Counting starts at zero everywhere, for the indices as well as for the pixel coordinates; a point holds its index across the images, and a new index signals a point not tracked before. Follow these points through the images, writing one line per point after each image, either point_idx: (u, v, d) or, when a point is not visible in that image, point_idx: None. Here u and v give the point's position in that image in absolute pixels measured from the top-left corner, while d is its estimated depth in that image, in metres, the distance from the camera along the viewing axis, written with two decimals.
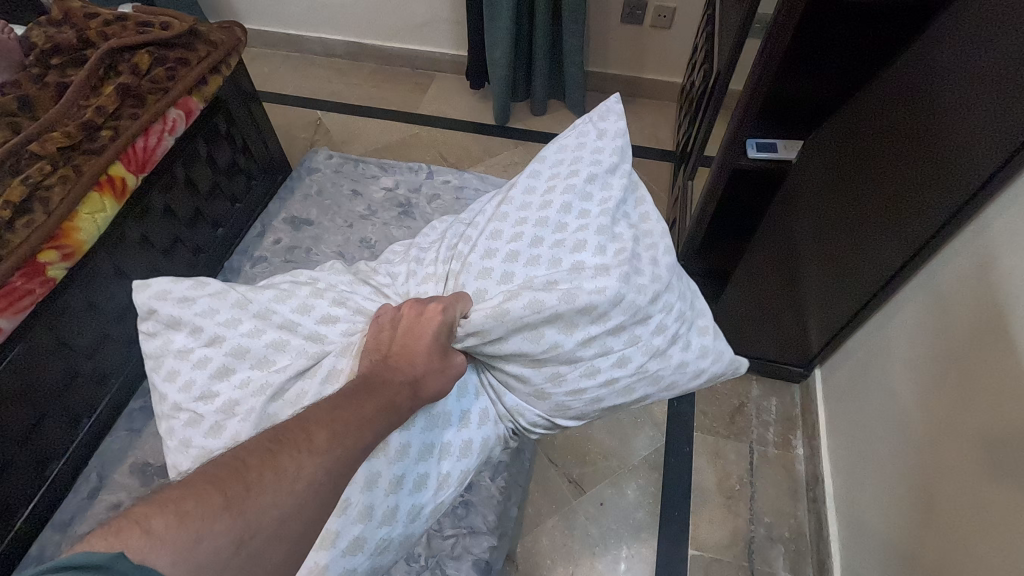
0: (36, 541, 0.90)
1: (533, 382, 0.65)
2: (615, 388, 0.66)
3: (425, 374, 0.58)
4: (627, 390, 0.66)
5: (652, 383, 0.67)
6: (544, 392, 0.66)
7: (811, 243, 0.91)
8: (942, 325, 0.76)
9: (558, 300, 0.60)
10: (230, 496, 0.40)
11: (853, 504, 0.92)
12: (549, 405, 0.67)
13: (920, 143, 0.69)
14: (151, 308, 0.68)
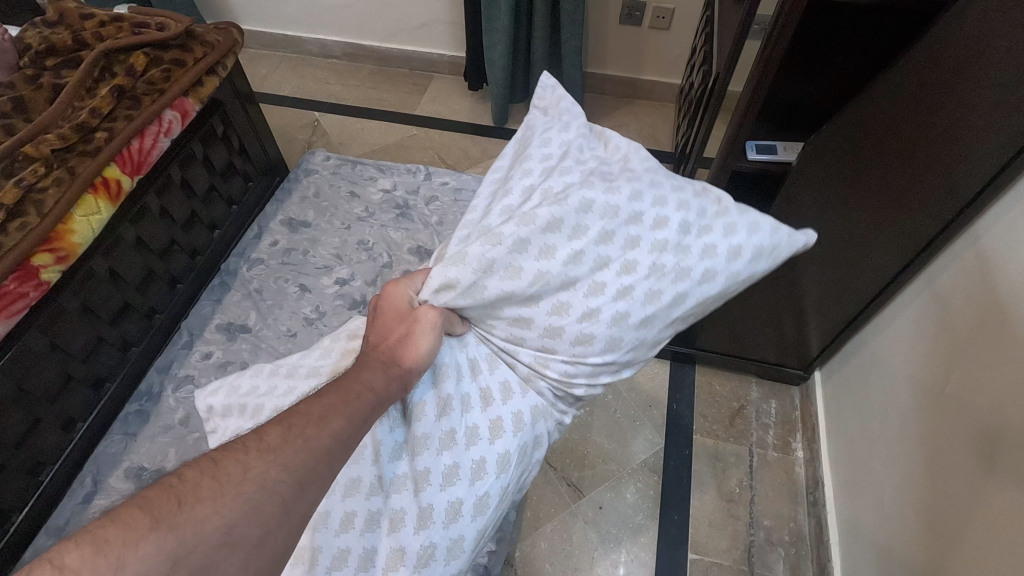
0: (32, 546, 0.90)
1: (540, 322, 0.61)
2: (636, 299, 0.58)
3: (416, 337, 0.59)
4: (653, 294, 0.58)
5: (679, 276, 0.58)
6: (557, 329, 0.60)
7: (814, 244, 0.89)
8: (942, 328, 0.76)
9: (517, 225, 0.58)
10: (159, 516, 0.39)
11: (854, 509, 0.91)
12: (573, 342, 0.60)
13: (924, 141, 0.68)
14: (205, 406, 0.69)
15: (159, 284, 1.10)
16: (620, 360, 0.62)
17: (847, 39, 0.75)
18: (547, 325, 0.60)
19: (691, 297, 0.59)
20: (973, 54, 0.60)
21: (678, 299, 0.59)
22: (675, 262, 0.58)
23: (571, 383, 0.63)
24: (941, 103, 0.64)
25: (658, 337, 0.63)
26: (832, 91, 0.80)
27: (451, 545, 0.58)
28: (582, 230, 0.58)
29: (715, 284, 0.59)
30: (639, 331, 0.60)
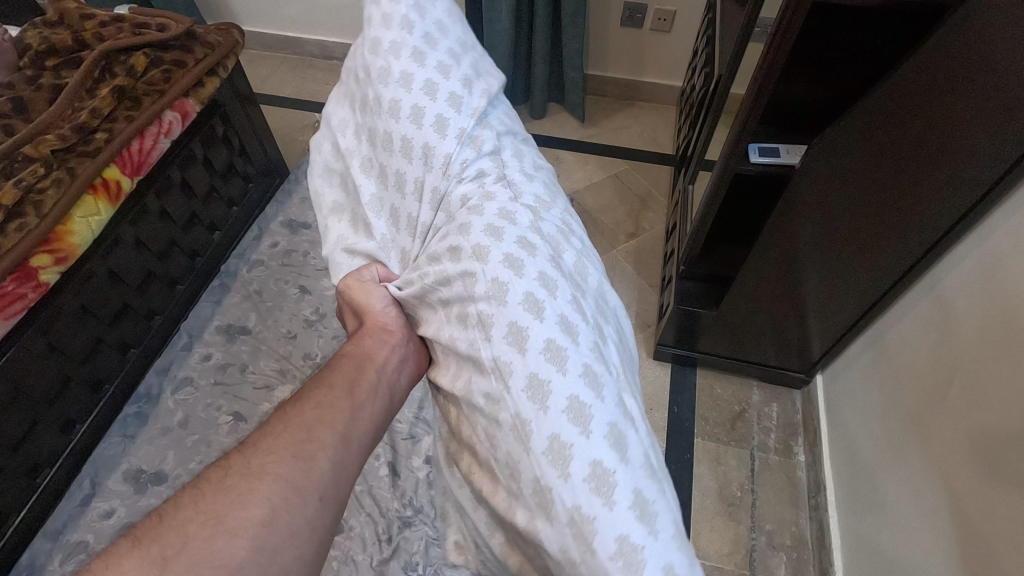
0: (30, 549, 0.89)
1: (391, 183, 0.60)
2: (382, 89, 0.60)
3: (352, 296, 0.63)
4: (384, 77, 0.60)
5: (370, 51, 0.62)
6: (393, 181, 0.60)
7: (815, 247, 0.87)
8: (946, 333, 0.75)
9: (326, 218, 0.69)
10: (138, 538, 0.42)
11: (855, 514, 0.91)
12: (408, 159, 0.58)
13: (933, 143, 0.67)
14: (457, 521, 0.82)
15: (160, 286, 1.09)
16: (448, 107, 0.57)
17: (849, 43, 0.75)
18: (390, 179, 0.60)
19: (388, 29, 0.62)
20: (976, 56, 0.59)
21: (395, 49, 0.60)
22: (369, 59, 0.63)
23: (442, 148, 0.57)
24: (945, 103, 0.63)
25: (444, 55, 0.60)
26: (836, 95, 0.80)
27: (509, 335, 0.45)
28: (356, 147, 0.66)
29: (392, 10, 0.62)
30: (413, 86, 0.58)
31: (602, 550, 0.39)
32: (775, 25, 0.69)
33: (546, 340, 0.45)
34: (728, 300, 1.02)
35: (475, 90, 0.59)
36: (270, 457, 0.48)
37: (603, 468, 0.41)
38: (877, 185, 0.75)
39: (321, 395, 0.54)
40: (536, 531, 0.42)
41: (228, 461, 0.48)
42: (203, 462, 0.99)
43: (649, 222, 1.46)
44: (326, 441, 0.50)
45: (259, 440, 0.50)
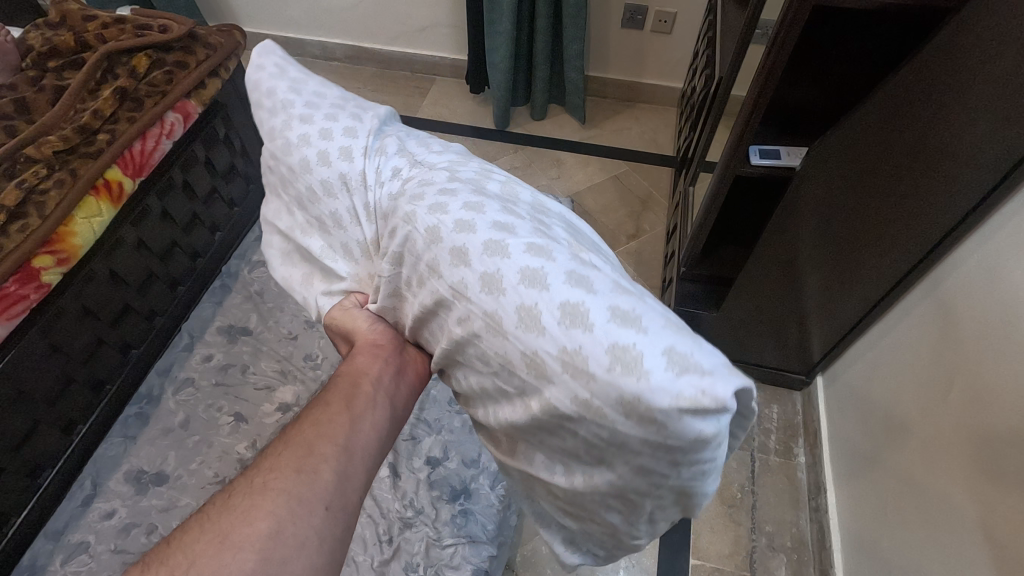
0: (31, 550, 0.89)
1: (331, 218, 0.57)
2: (286, 152, 0.58)
3: (339, 325, 0.62)
4: (287, 152, 0.58)
5: (270, 144, 0.60)
6: (328, 221, 0.58)
7: (815, 246, 0.88)
8: (947, 336, 0.75)
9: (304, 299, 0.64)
10: (151, 557, 0.46)
11: (855, 516, 0.91)
12: (342, 196, 0.56)
13: (931, 141, 0.67)
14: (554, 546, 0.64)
15: (161, 287, 1.09)
16: (345, 137, 0.57)
17: (851, 44, 0.75)
18: (329, 221, 0.57)
19: (273, 104, 0.61)
20: (975, 56, 0.60)
21: (286, 128, 0.59)
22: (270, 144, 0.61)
23: (362, 166, 0.55)
24: (945, 102, 0.64)
25: (332, 103, 0.60)
26: (836, 97, 0.80)
27: (452, 256, 0.45)
28: (287, 216, 0.63)
29: (269, 102, 0.61)
30: (315, 141, 0.57)
31: (609, 368, 0.38)
32: (777, 25, 0.69)
33: (486, 239, 0.45)
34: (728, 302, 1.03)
35: (366, 113, 0.60)
36: (274, 474, 0.49)
37: (572, 305, 0.40)
38: (878, 179, 0.74)
39: (320, 412, 0.54)
40: (557, 416, 0.41)
41: (233, 486, 0.50)
42: (204, 463, 0.99)
43: (650, 223, 1.46)
44: (326, 452, 0.50)
45: (268, 459, 0.51)
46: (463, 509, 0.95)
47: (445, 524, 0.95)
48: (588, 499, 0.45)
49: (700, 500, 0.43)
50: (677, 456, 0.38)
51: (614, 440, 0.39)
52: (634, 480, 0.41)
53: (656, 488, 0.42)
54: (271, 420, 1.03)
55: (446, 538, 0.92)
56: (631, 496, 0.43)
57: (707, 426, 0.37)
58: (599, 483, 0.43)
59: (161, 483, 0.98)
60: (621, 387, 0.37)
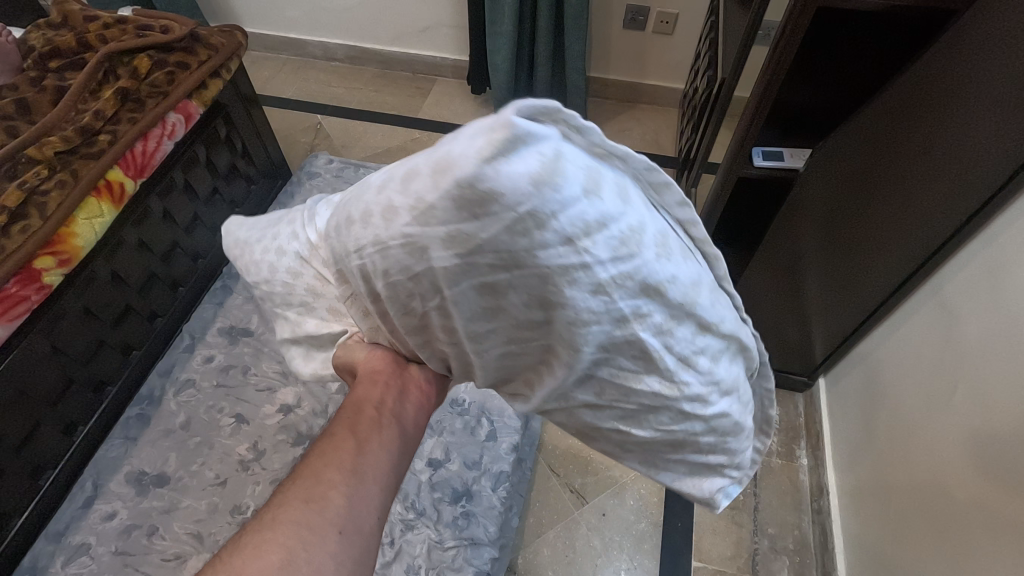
0: (32, 551, 0.89)
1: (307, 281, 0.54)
2: (259, 270, 0.58)
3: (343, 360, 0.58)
4: (258, 274, 0.57)
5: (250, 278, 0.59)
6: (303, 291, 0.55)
7: (818, 247, 0.88)
8: (951, 340, 0.75)
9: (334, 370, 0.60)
10: None
11: (859, 518, 0.91)
12: (305, 267, 0.54)
13: (929, 137, 0.67)
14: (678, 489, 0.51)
15: (161, 288, 1.09)
16: (291, 223, 0.56)
17: (854, 46, 0.75)
18: (307, 287, 0.54)
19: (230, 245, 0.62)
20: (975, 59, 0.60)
21: (250, 260, 0.58)
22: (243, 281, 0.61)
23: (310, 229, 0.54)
24: (940, 94, 0.64)
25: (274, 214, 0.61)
26: (840, 99, 0.80)
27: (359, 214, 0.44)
28: (279, 321, 0.61)
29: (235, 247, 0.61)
30: (271, 248, 0.57)
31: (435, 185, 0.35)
32: (780, 27, 0.69)
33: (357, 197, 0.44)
34: None
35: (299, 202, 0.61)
36: (284, 508, 0.48)
37: (405, 170, 0.38)
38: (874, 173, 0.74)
39: (326, 443, 0.53)
40: (458, 274, 0.37)
41: (246, 527, 0.49)
42: (205, 465, 0.99)
43: None
44: (334, 478, 0.50)
45: (279, 493, 0.51)
46: (465, 511, 0.95)
47: (445, 526, 0.94)
48: (600, 370, 0.41)
49: (653, 280, 0.37)
50: (544, 220, 0.34)
51: (508, 254, 0.35)
52: (579, 296, 0.36)
53: (609, 286, 0.36)
54: (272, 422, 1.03)
55: (447, 540, 0.92)
56: (602, 328, 0.37)
57: (530, 163, 0.33)
58: (566, 334, 0.37)
59: (162, 484, 0.97)
60: (448, 196, 0.34)
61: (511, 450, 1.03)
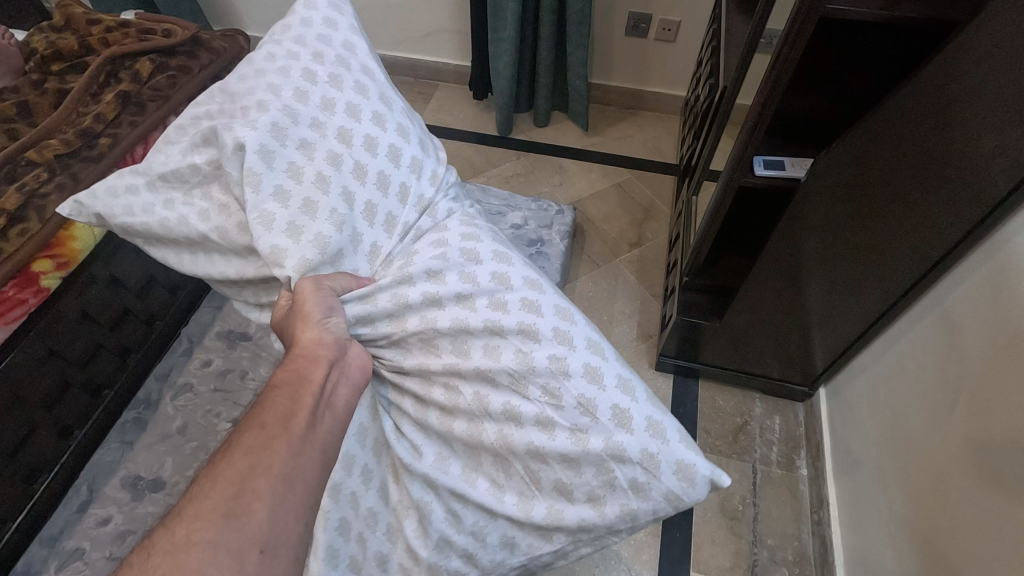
0: (24, 556, 0.88)
1: (274, 210, 0.56)
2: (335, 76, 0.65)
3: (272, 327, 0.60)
4: (360, 86, 0.67)
5: (318, 60, 0.66)
6: (252, 197, 0.56)
7: (817, 260, 0.87)
8: (951, 351, 0.75)
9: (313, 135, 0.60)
10: None
11: (860, 530, 0.89)
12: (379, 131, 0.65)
13: (934, 164, 0.67)
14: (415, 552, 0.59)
15: (161, 291, 1.07)
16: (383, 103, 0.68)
17: (856, 51, 0.74)
18: (360, 130, 0.64)
19: (339, 40, 0.69)
20: (979, 77, 0.60)
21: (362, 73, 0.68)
22: (218, 97, 0.63)
23: (333, 175, 0.59)
24: (940, 111, 0.64)
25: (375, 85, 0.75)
26: (842, 108, 0.80)
27: (434, 243, 0.64)
28: (160, 150, 0.61)
29: (337, 30, 0.70)
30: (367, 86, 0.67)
31: (680, 451, 0.56)
32: (784, 34, 0.68)
33: (549, 302, 0.61)
34: (733, 312, 1.01)
35: (363, 110, 0.65)
36: (197, 523, 0.42)
37: (623, 380, 0.58)
38: (875, 197, 0.74)
39: (252, 439, 0.47)
40: (616, 450, 0.54)
41: (151, 540, 0.42)
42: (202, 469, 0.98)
43: (651, 232, 1.46)
44: (260, 487, 0.44)
45: (183, 505, 0.43)
46: None
47: None
48: (597, 498, 0.55)
49: (656, 509, 0.56)
50: (639, 487, 0.55)
51: (629, 478, 0.54)
52: (626, 495, 0.55)
53: (655, 498, 0.55)
54: None
55: None
56: (592, 504, 0.55)
57: (685, 502, 0.56)
58: (604, 489, 0.55)
59: (157, 490, 0.97)
60: (639, 457, 0.54)
61: None
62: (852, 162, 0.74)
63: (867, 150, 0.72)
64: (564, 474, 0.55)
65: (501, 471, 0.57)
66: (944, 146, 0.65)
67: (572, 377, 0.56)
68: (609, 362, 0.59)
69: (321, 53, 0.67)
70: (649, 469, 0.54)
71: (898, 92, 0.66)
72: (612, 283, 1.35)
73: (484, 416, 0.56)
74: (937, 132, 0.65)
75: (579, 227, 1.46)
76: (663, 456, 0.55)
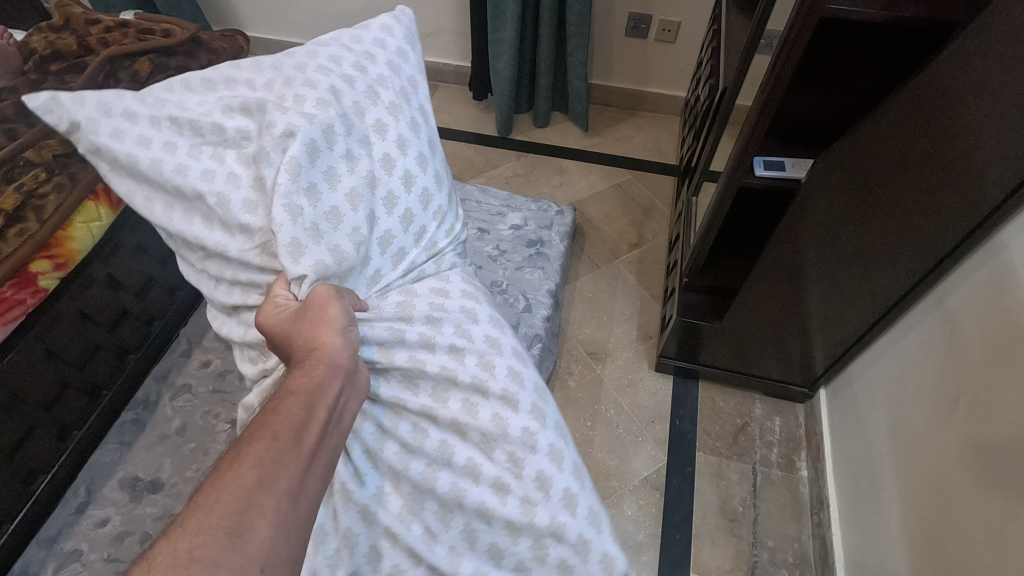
0: (21, 557, 0.88)
1: (302, 205, 0.55)
2: (396, 108, 0.66)
3: (261, 331, 0.55)
4: (414, 124, 0.67)
5: (382, 85, 0.66)
6: (287, 185, 0.54)
7: (817, 261, 0.86)
8: (952, 353, 0.75)
9: (357, 155, 0.60)
10: None
11: (860, 532, 0.89)
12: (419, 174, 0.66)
13: (936, 164, 0.67)
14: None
15: (159, 292, 1.06)
16: (428, 148, 0.69)
17: (857, 52, 0.74)
18: (403, 168, 0.64)
19: (411, 81, 0.71)
20: (981, 76, 0.59)
21: (419, 114, 0.69)
22: (267, 72, 0.63)
23: (366, 198, 0.59)
24: (940, 111, 0.64)
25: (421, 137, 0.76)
26: (843, 110, 0.80)
27: (434, 291, 0.64)
28: (192, 102, 0.59)
29: (406, 66, 0.71)
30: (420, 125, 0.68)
31: (611, 549, 0.59)
32: (785, 34, 0.68)
33: (530, 377, 0.63)
34: (733, 313, 1.01)
35: (409, 147, 0.65)
36: (201, 537, 0.38)
37: (577, 467, 0.61)
38: (876, 198, 0.74)
39: (262, 450, 0.43)
40: (554, 532, 0.56)
41: (151, 552, 0.38)
42: (200, 470, 0.98)
43: (651, 232, 1.46)
44: (265, 502, 0.40)
45: (184, 516, 0.39)
46: None
47: None
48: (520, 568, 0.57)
49: None
50: (566, 569, 0.57)
51: (559, 560, 0.56)
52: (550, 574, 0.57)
53: None
54: None
55: None
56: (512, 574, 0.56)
57: None
58: (529, 562, 0.56)
59: (156, 491, 0.97)
60: (574, 546, 0.56)
61: None
62: (852, 164, 0.74)
63: (868, 152, 0.72)
64: (501, 540, 0.56)
65: (441, 518, 0.56)
66: (945, 146, 0.65)
67: (538, 451, 0.58)
68: (569, 449, 0.61)
69: (388, 79, 0.67)
70: (580, 553, 0.57)
71: (899, 93, 0.66)
72: (612, 284, 1.35)
73: (444, 463, 0.56)
74: (939, 132, 0.65)
75: (579, 228, 1.46)
76: (594, 544, 0.57)
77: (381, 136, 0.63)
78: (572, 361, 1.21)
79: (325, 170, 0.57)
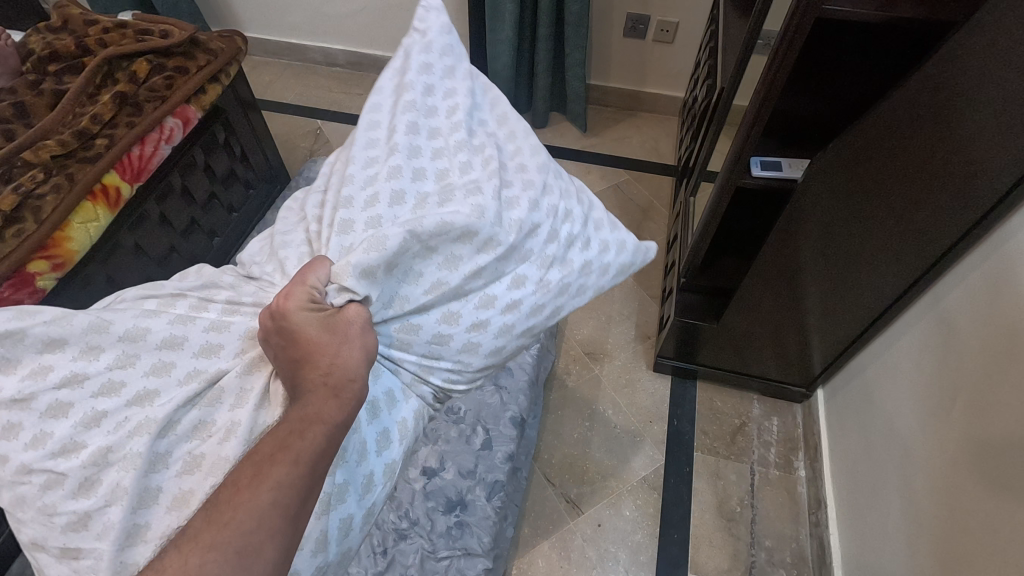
0: None
1: (406, 250, 0.51)
2: (542, 289, 0.60)
3: (275, 309, 0.48)
4: (535, 308, 0.60)
5: (551, 268, 0.60)
6: (425, 233, 0.51)
7: (816, 260, 0.86)
8: (950, 351, 0.75)
9: (473, 272, 0.55)
10: None
11: (858, 531, 0.89)
12: (488, 341, 0.58)
13: (936, 165, 0.67)
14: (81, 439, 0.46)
15: None
16: (522, 332, 0.61)
17: (855, 52, 0.74)
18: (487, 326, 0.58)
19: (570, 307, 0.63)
20: (978, 77, 0.59)
21: (550, 312, 0.62)
22: (531, 162, 0.62)
23: (434, 293, 0.55)
24: (938, 113, 0.64)
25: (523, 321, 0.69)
26: (841, 109, 0.80)
27: (384, 392, 0.56)
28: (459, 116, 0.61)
29: (585, 287, 0.64)
30: (545, 312, 0.61)
31: None
32: (780, 35, 0.68)
33: (349, 544, 0.54)
34: (730, 314, 1.01)
35: (504, 319, 0.59)
36: (212, 552, 0.39)
37: None
38: (877, 198, 0.74)
39: (281, 472, 0.43)
40: None
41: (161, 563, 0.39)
42: None
43: (650, 233, 1.46)
44: (275, 524, 0.42)
45: (196, 529, 0.41)
46: (459, 520, 0.88)
47: (439, 535, 0.88)
48: None
49: None
50: None
51: None
52: None
53: None
54: None
55: (441, 550, 0.86)
56: None
57: None
58: None
59: None
60: None
61: (507, 460, 0.94)
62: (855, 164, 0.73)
63: (870, 153, 0.71)
64: None
65: None
66: (944, 146, 0.65)
67: None
68: None
69: (566, 263, 0.62)
70: None
71: (896, 93, 0.66)
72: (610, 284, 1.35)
73: None
74: (939, 133, 0.65)
75: None
76: None
77: (494, 287, 0.58)
78: (570, 360, 1.22)
79: (453, 250, 0.54)
